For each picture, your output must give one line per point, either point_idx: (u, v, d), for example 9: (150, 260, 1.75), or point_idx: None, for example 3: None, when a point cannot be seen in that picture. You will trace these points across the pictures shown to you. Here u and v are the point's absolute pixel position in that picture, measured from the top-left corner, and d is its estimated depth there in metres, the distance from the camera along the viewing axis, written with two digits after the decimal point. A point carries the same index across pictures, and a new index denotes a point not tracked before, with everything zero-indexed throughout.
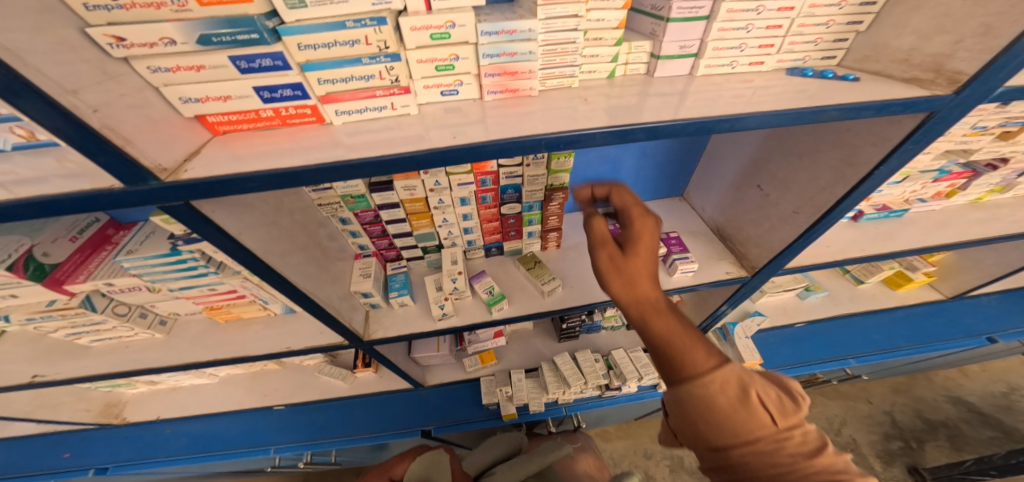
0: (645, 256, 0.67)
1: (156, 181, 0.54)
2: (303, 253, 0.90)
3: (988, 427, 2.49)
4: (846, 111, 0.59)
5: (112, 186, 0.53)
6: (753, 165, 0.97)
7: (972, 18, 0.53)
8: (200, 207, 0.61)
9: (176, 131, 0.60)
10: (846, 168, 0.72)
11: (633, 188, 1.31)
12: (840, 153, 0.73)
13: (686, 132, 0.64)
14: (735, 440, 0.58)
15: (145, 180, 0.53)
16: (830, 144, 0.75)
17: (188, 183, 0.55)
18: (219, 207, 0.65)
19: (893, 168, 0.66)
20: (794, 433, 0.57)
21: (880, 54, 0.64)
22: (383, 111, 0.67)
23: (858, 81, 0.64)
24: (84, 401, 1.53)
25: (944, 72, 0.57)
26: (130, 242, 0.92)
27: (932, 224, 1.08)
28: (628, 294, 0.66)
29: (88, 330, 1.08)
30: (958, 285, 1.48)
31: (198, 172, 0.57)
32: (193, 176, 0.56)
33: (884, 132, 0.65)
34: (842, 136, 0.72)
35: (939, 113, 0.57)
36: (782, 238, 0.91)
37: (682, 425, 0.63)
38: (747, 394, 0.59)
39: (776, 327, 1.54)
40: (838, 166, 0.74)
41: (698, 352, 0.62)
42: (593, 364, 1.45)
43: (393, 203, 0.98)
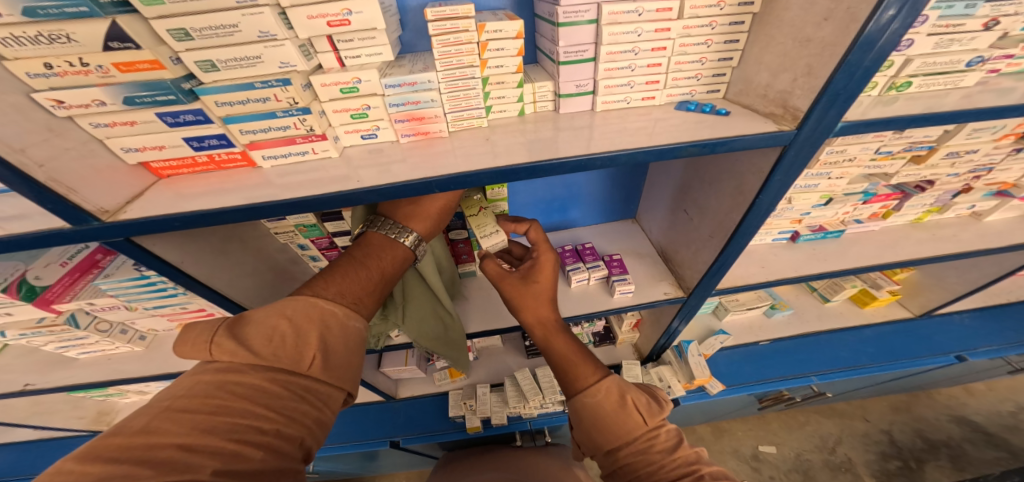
0: (550, 288, 0.88)
1: (98, 222, 0.60)
2: (256, 277, 0.95)
3: (993, 447, 2.36)
4: (709, 148, 0.63)
5: (60, 227, 0.59)
6: (679, 191, 1.00)
7: (802, 58, 0.56)
8: (141, 241, 0.66)
9: (120, 177, 0.66)
10: (739, 196, 0.74)
11: (587, 211, 1.34)
12: (733, 182, 0.75)
13: (565, 169, 0.69)
14: (617, 436, 0.73)
15: (87, 220, 0.60)
16: (726, 175, 0.77)
17: (125, 223, 0.61)
18: (164, 241, 0.70)
19: (772, 195, 0.68)
20: (662, 433, 0.72)
21: (748, 89, 0.68)
22: (305, 155, 0.74)
23: (728, 115, 0.68)
24: (79, 409, 1.62)
25: (788, 108, 0.60)
26: (109, 267, 0.95)
27: (876, 245, 1.06)
28: (533, 318, 0.87)
29: (75, 344, 1.11)
30: (925, 303, 1.41)
31: (137, 213, 0.63)
32: (132, 216, 0.63)
33: (758, 163, 0.67)
34: (732, 166, 0.74)
35: (791, 147, 0.60)
36: (704, 260, 0.92)
37: (583, 437, 0.78)
38: (623, 399, 0.75)
39: (741, 345, 1.49)
40: (733, 194, 0.76)
41: (587, 366, 0.81)
42: (551, 380, 1.48)
43: (345, 231, 1.03)
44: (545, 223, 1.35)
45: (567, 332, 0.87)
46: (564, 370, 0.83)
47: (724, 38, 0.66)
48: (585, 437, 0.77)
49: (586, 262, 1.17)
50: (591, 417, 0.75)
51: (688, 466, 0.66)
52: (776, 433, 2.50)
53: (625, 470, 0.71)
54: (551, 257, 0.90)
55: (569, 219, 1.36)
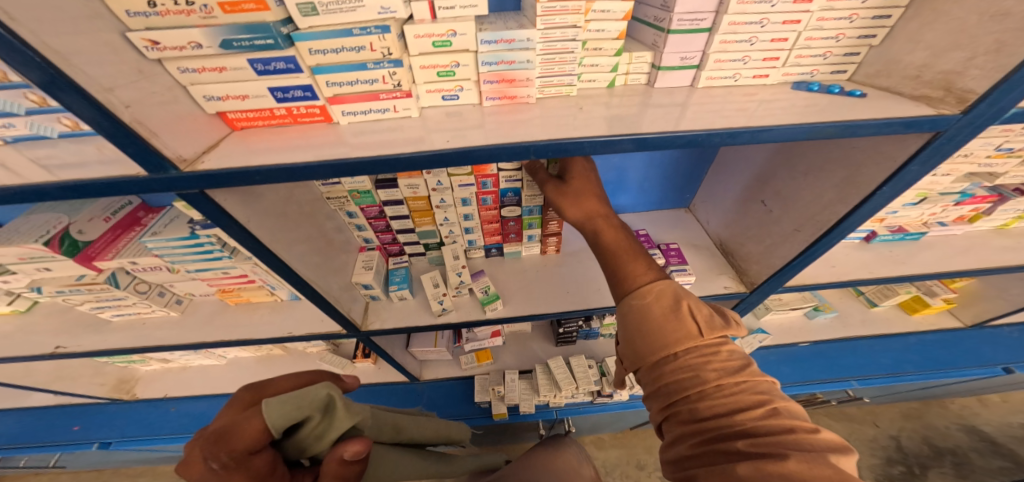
0: (590, 183, 0.80)
1: (177, 171, 0.54)
2: (310, 244, 0.89)
3: (998, 457, 2.38)
4: (848, 130, 0.58)
5: (136, 174, 0.53)
6: (757, 181, 0.96)
7: (988, 34, 0.51)
8: (215, 196, 0.60)
9: (197, 126, 0.60)
10: (851, 186, 0.71)
11: (639, 197, 1.29)
12: (844, 170, 0.72)
13: (676, 144, 0.63)
14: (664, 344, 0.60)
15: (166, 169, 0.53)
16: (833, 163, 0.74)
17: (204, 173, 0.55)
18: (232, 197, 0.64)
19: (897, 187, 0.65)
20: (725, 351, 0.59)
21: (891, 70, 0.64)
22: (386, 113, 0.68)
23: (864, 97, 0.62)
24: (100, 375, 1.58)
25: (953, 91, 0.56)
26: (155, 225, 0.90)
27: (952, 249, 1.03)
28: (580, 212, 0.79)
29: (111, 305, 1.06)
30: (979, 313, 1.39)
31: (216, 164, 0.57)
32: (211, 166, 0.57)
33: (888, 151, 0.64)
34: (848, 153, 0.71)
35: (946, 132, 0.56)
36: (782, 255, 0.88)
37: (624, 346, 0.66)
38: (678, 305, 0.62)
39: (780, 345, 1.46)
40: (840, 184, 0.73)
41: (640, 265, 0.70)
42: (586, 370, 1.42)
43: (396, 200, 0.97)
44: None
45: (624, 229, 0.77)
46: (614, 270, 0.72)
47: (874, 12, 0.61)
48: (627, 346, 0.64)
49: None
50: (637, 320, 0.63)
51: (754, 395, 0.53)
52: None
53: (671, 391, 0.58)
54: (584, 162, 0.83)
55: (616, 205, 1.30)
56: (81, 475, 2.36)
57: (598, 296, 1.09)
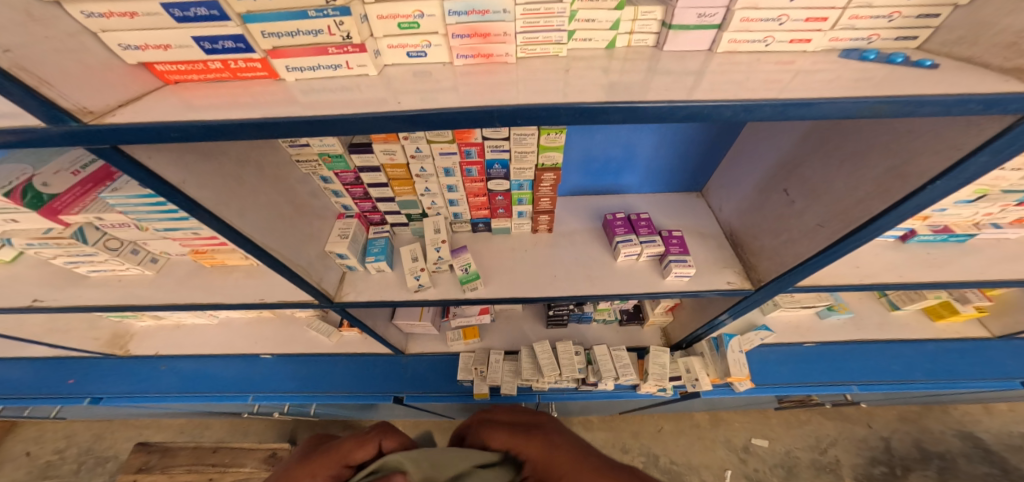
0: None
1: (78, 124, 0.47)
2: (271, 209, 0.83)
3: (986, 463, 2.33)
4: (903, 107, 0.49)
5: (36, 126, 0.46)
6: (781, 167, 0.86)
7: None
8: (133, 152, 0.53)
9: (116, 80, 0.53)
10: (896, 179, 0.61)
11: (645, 178, 1.20)
12: (891, 160, 0.62)
13: (675, 116, 0.54)
14: None
15: (65, 122, 0.46)
16: (880, 149, 0.64)
17: (117, 127, 0.48)
18: (160, 154, 0.58)
19: (953, 183, 0.55)
20: None
21: (979, 36, 0.53)
22: (338, 70, 0.59)
23: (936, 69, 0.54)
24: (93, 329, 1.58)
25: None
26: (117, 181, 0.86)
27: (1000, 254, 0.95)
28: None
29: (83, 260, 1.03)
30: (1011, 325, 1.31)
31: (130, 118, 0.50)
32: (124, 121, 0.49)
33: (952, 139, 0.54)
34: (900, 139, 0.61)
35: None
36: (797, 253, 0.79)
37: None
38: None
39: (784, 344, 1.38)
40: (883, 176, 0.63)
41: None
42: (571, 357, 1.33)
43: (373, 167, 0.89)
44: (594, 185, 1.23)
45: None
46: None
47: None
48: None
49: (640, 235, 1.04)
50: None
51: None
52: (774, 428, 2.47)
53: None
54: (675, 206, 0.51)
55: (621, 185, 1.22)
56: (93, 424, 2.46)
57: (586, 285, 1.00)
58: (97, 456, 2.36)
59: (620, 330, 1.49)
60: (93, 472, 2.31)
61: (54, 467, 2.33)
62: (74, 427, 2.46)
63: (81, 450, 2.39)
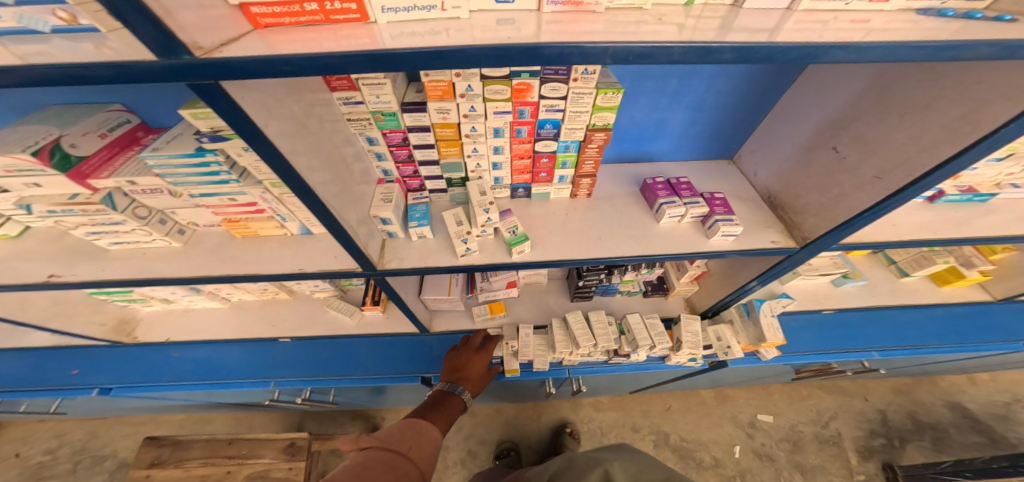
0: None
1: (191, 57, 0.44)
2: (329, 167, 0.79)
3: (976, 433, 2.48)
4: (1004, 48, 0.51)
5: (144, 58, 0.43)
6: (830, 126, 0.88)
7: None
8: (231, 90, 0.49)
9: (220, 19, 0.51)
10: (963, 126, 0.63)
11: (678, 145, 1.21)
12: (958, 108, 0.64)
13: (786, 57, 0.54)
14: None
15: (179, 53, 0.43)
16: (946, 97, 0.65)
17: (226, 61, 0.45)
18: (249, 94, 0.54)
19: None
20: None
21: None
22: (431, 11, 0.58)
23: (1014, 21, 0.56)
24: (99, 315, 1.48)
25: None
26: (156, 140, 0.78)
27: (1019, 213, 0.98)
28: None
29: (107, 231, 0.91)
30: (1010, 288, 1.39)
31: (238, 53, 0.47)
32: (233, 56, 0.47)
33: None
34: (970, 86, 0.62)
35: None
36: (849, 207, 0.81)
37: None
38: None
39: (803, 312, 1.44)
40: (949, 124, 0.65)
41: None
42: (605, 326, 1.35)
43: (424, 127, 0.87)
44: (628, 153, 1.23)
45: None
46: None
47: None
48: None
49: (682, 197, 1.05)
50: None
51: None
52: (777, 404, 2.57)
53: None
54: None
55: (651, 151, 1.23)
56: (87, 422, 2.34)
57: (630, 246, 1.01)
58: (93, 455, 2.26)
59: (645, 300, 1.52)
60: (89, 472, 2.21)
61: (47, 468, 2.22)
62: (65, 426, 2.34)
63: (74, 450, 2.27)
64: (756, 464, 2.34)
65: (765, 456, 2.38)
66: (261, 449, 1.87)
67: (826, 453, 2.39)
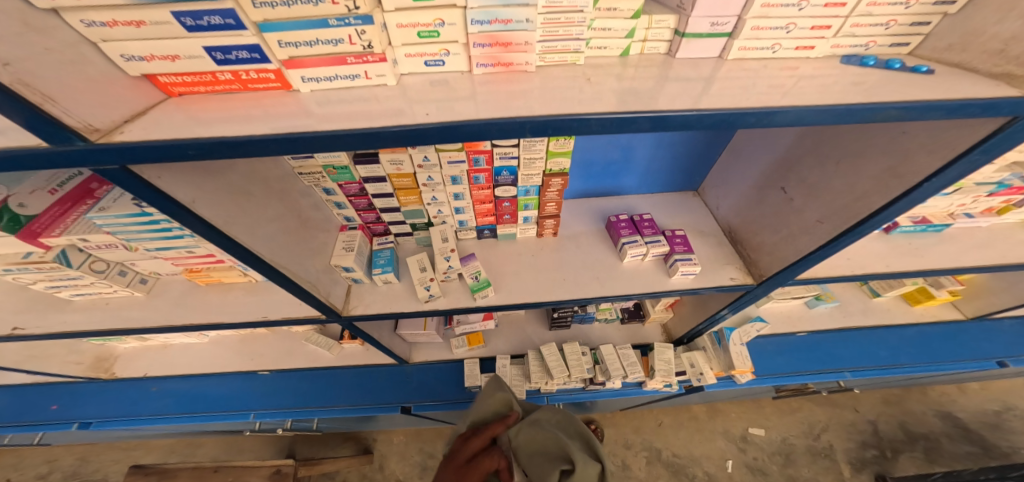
0: None
1: (85, 143, 0.45)
2: (278, 223, 0.80)
3: (968, 443, 2.46)
4: (909, 111, 0.52)
5: (34, 145, 0.43)
6: (778, 167, 0.90)
7: None
8: (142, 172, 0.51)
9: (118, 91, 0.52)
10: (892, 178, 0.66)
11: (642, 179, 1.22)
12: (887, 159, 0.66)
13: (702, 124, 0.55)
14: None
15: (70, 140, 0.44)
16: (875, 150, 0.68)
17: (124, 146, 0.46)
18: (168, 172, 0.56)
19: (948, 179, 0.59)
20: None
21: (968, 43, 0.58)
22: (355, 79, 0.59)
23: (932, 73, 0.58)
24: (74, 354, 1.47)
25: None
26: (103, 200, 0.79)
27: (972, 242, 1.03)
28: None
29: (66, 285, 0.93)
30: (981, 307, 1.39)
31: (139, 134, 0.49)
32: (132, 138, 0.48)
33: (947, 140, 0.58)
34: (895, 140, 0.65)
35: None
36: (799, 248, 0.83)
37: None
38: None
39: (777, 335, 1.43)
40: (881, 174, 0.68)
41: None
42: (579, 357, 1.33)
43: (379, 177, 0.88)
44: (595, 187, 1.24)
45: None
46: None
47: None
48: None
49: (644, 235, 1.05)
50: None
51: None
52: (768, 417, 2.56)
53: None
54: None
55: (620, 186, 1.25)
56: (77, 447, 2.33)
57: (593, 286, 1.01)
58: (84, 479, 2.24)
59: (622, 327, 1.52)
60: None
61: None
62: (56, 451, 2.33)
63: (66, 474, 2.25)
64: (749, 478, 2.32)
65: (757, 470, 2.36)
66: (247, 476, 1.86)
67: (819, 466, 2.36)
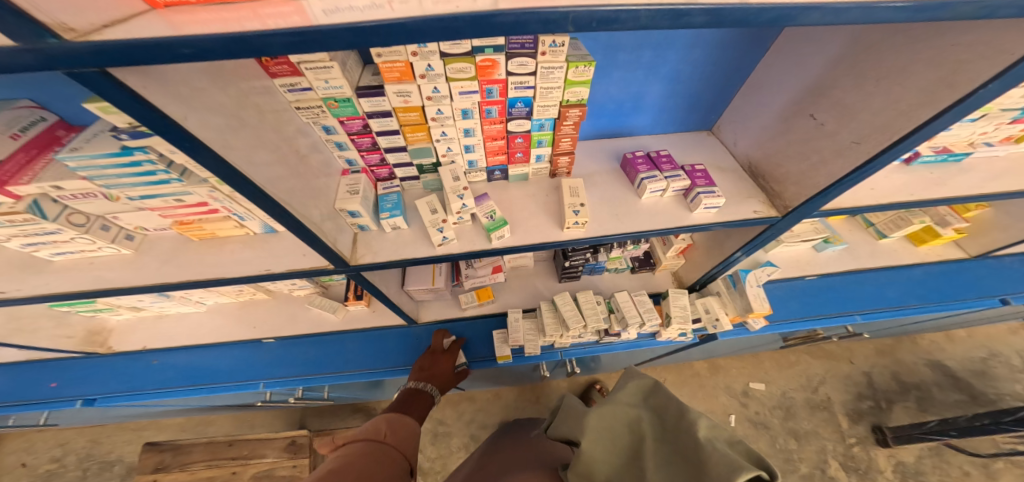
0: None
1: (58, 41, 0.38)
2: (277, 159, 0.74)
3: (957, 391, 2.56)
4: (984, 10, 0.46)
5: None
6: (807, 93, 0.85)
7: None
8: (124, 79, 0.44)
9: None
10: (943, 88, 0.61)
11: (656, 118, 1.17)
12: (936, 71, 0.62)
13: (759, 22, 0.48)
14: None
15: (43, 38, 0.37)
16: (922, 62, 0.63)
17: (104, 45, 0.39)
18: (153, 84, 0.49)
19: (1003, 87, 0.55)
20: None
21: None
22: None
23: None
24: (65, 327, 1.39)
25: None
26: (74, 140, 0.74)
27: (991, 171, 1.01)
28: None
29: (42, 242, 0.87)
30: (985, 244, 1.40)
31: (118, 34, 0.41)
32: (109, 36, 0.40)
33: (1006, 42, 0.53)
34: (946, 49, 0.60)
35: None
36: (830, 173, 0.80)
37: None
38: None
39: (786, 279, 1.44)
40: (927, 87, 0.63)
41: None
42: (594, 306, 1.31)
43: (384, 112, 0.82)
44: (606, 128, 1.19)
45: None
46: None
47: None
48: None
49: (663, 171, 1.01)
50: None
51: None
52: (768, 371, 2.62)
53: None
54: None
55: (631, 127, 1.19)
56: (87, 429, 2.29)
57: (611, 224, 0.98)
58: (101, 461, 2.22)
59: (633, 276, 1.50)
60: (101, 477, 2.18)
61: (58, 475, 2.19)
62: (66, 433, 2.29)
63: (80, 457, 2.23)
64: (752, 431, 2.41)
65: (759, 423, 2.44)
66: (263, 449, 1.85)
67: (818, 418, 2.45)
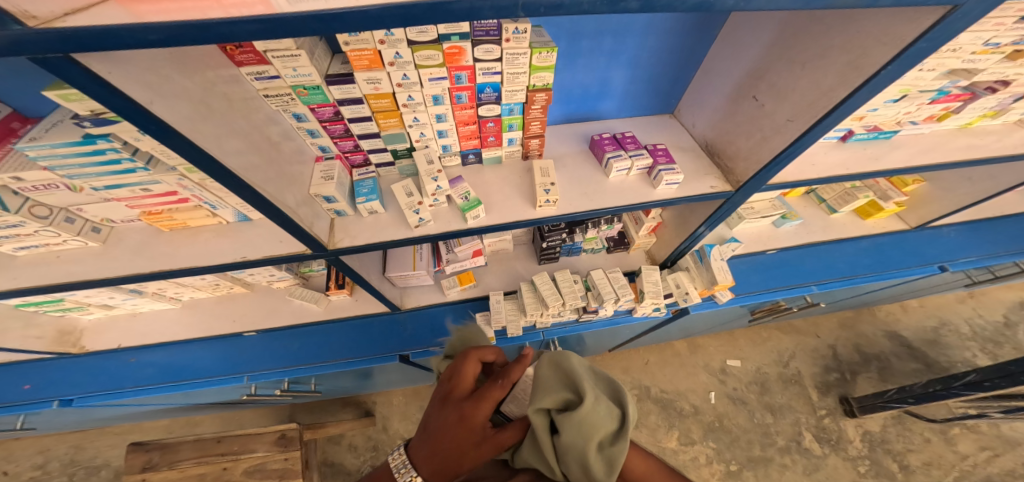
0: None
1: (22, 28, 0.39)
2: (249, 146, 0.76)
3: (913, 360, 2.75)
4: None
5: None
6: (750, 77, 0.92)
7: None
8: (87, 63, 0.46)
9: None
10: (854, 71, 0.68)
11: (621, 103, 1.23)
12: (847, 56, 0.69)
13: (683, 8, 0.53)
14: None
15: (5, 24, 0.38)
16: (836, 48, 0.71)
17: (68, 32, 0.40)
18: (116, 69, 0.50)
19: (900, 68, 0.63)
20: None
21: None
22: None
23: None
24: (34, 328, 1.36)
25: None
26: (33, 130, 0.74)
27: (919, 147, 1.11)
28: None
29: (5, 235, 0.86)
30: (923, 215, 1.53)
31: (82, 20, 0.42)
32: (73, 22, 0.42)
33: (898, 30, 0.60)
34: (852, 35, 0.67)
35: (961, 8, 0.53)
36: (771, 149, 0.88)
37: None
38: None
39: (749, 254, 1.53)
40: (842, 70, 0.70)
41: None
42: (571, 285, 1.38)
43: (355, 99, 0.85)
44: (574, 113, 1.24)
45: None
46: None
47: None
48: None
49: (628, 150, 1.08)
50: None
51: None
52: (743, 348, 2.76)
53: None
54: None
55: (598, 111, 1.25)
56: (67, 436, 2.23)
57: (579, 202, 1.04)
58: (86, 466, 2.17)
59: (608, 255, 1.57)
60: None
61: None
62: (46, 441, 2.22)
63: (63, 463, 2.17)
64: (730, 407, 2.53)
65: (737, 399, 2.57)
66: (253, 444, 1.84)
67: (791, 392, 2.60)
